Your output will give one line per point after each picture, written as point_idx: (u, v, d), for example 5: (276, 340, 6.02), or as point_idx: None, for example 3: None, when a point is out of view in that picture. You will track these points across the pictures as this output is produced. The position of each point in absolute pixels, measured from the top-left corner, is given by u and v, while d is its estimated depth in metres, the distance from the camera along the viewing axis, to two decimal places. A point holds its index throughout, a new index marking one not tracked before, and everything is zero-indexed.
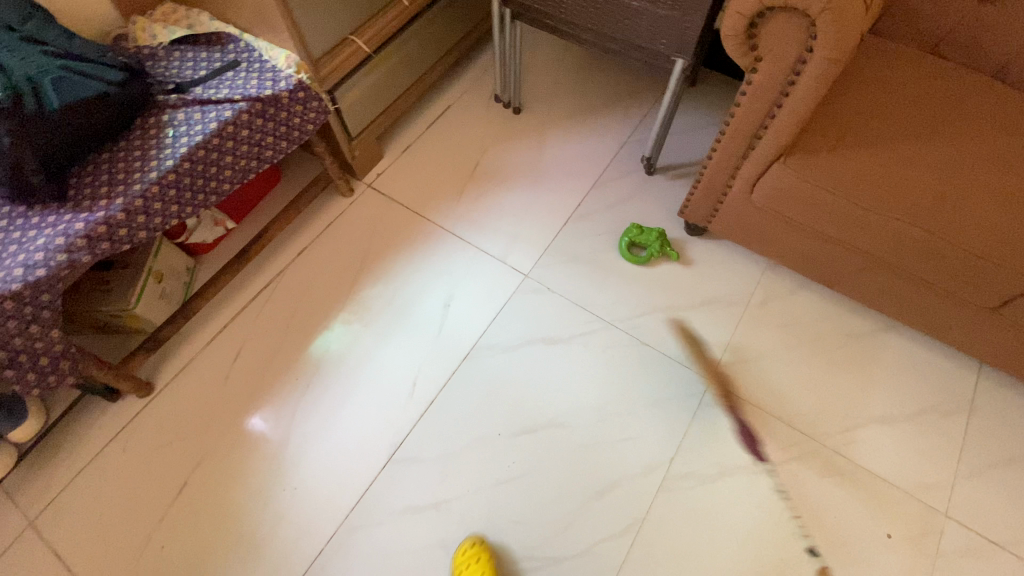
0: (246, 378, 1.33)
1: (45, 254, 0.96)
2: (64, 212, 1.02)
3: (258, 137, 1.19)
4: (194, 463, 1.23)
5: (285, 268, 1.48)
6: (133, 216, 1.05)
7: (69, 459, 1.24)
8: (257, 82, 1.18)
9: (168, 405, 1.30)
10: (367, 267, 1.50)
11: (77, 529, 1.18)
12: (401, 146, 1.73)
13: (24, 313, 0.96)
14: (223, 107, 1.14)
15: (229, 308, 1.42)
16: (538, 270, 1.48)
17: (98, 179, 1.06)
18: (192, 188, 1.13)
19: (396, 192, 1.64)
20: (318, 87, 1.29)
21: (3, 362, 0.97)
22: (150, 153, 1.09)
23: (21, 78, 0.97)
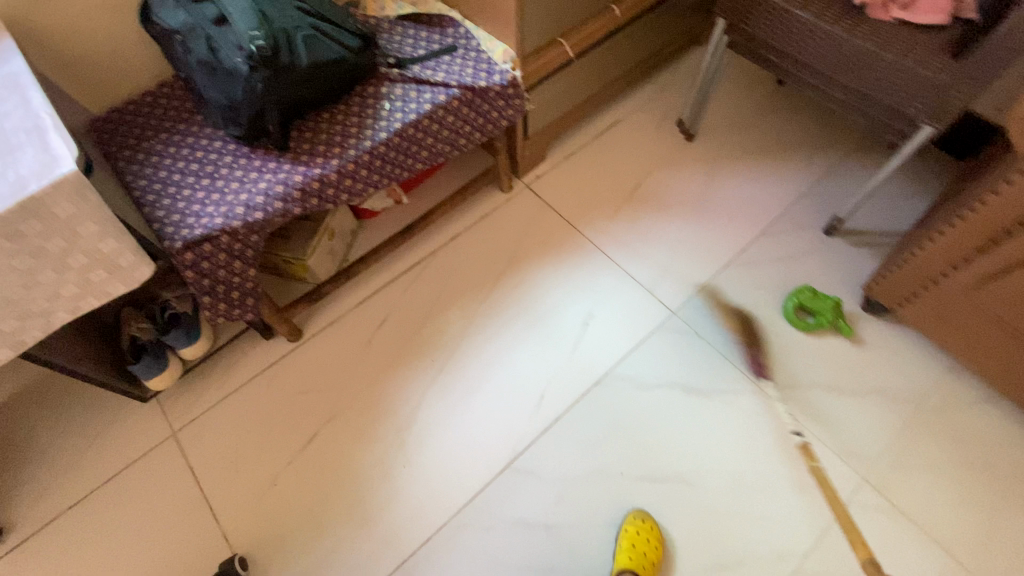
0: (387, 347, 1.37)
1: (265, 199, 1.03)
2: (284, 162, 1.08)
3: (460, 125, 1.22)
4: (326, 418, 1.29)
5: (437, 250, 1.52)
6: (342, 179, 1.10)
7: (219, 383, 1.33)
8: (472, 72, 1.20)
9: (313, 355, 1.36)
10: (513, 266, 1.50)
11: (215, 450, 1.26)
12: (564, 152, 1.70)
13: (234, 248, 1.02)
14: (437, 90, 1.18)
15: (381, 277, 1.47)
16: (686, 309, 1.40)
17: (318, 136, 1.12)
18: (394, 162, 1.17)
19: (553, 197, 1.62)
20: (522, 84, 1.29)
21: (205, 289, 1.03)
22: (366, 122, 1.14)
23: (281, 29, 1.00)
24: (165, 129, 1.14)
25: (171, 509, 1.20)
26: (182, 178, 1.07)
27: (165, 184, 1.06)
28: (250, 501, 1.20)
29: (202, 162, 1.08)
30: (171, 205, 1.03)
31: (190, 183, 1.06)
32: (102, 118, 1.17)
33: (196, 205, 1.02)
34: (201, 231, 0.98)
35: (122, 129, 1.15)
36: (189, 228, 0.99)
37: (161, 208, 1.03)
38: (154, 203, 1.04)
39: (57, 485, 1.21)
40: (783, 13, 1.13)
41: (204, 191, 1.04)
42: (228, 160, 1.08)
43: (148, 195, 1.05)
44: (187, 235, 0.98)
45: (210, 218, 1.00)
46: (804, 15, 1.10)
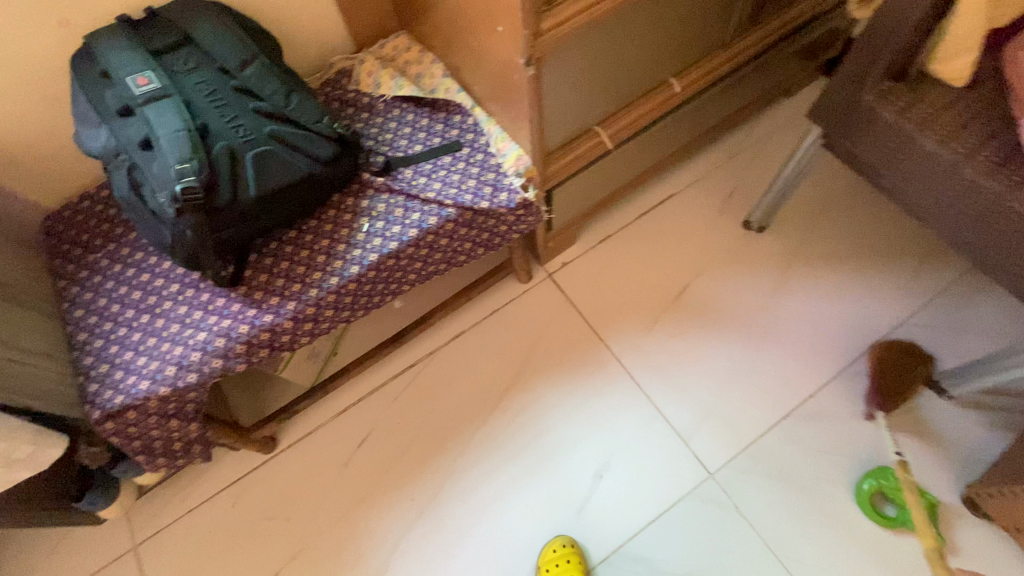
0: (365, 474, 1.21)
1: (202, 356, 0.85)
2: (234, 299, 0.90)
3: (455, 245, 0.99)
4: (289, 554, 1.15)
5: (436, 353, 1.31)
6: (301, 324, 0.90)
7: (184, 495, 1.21)
8: (474, 184, 0.95)
9: (284, 473, 1.21)
10: (520, 384, 1.26)
11: (172, 574, 1.15)
12: (600, 234, 1.41)
13: (166, 409, 0.86)
14: (428, 210, 0.93)
15: (369, 381, 1.29)
16: (727, 473, 1.13)
17: (278, 266, 0.92)
18: (370, 295, 0.96)
19: (579, 295, 1.35)
20: (541, 190, 1.01)
21: (138, 448, 0.89)
22: (337, 249, 0.92)
23: (222, 153, 0.80)
24: (115, 237, 0.98)
25: None
26: (121, 311, 0.91)
27: (101, 317, 0.91)
28: None
29: (144, 291, 0.92)
30: (100, 349, 0.88)
31: (128, 320, 0.90)
32: (54, 216, 1.02)
33: (126, 353, 0.87)
34: (122, 400, 0.82)
35: (71, 233, 0.99)
36: (113, 389, 0.84)
37: (90, 352, 0.88)
38: (84, 345, 0.89)
39: None
40: (908, 141, 0.82)
41: (139, 333, 0.88)
42: (173, 291, 0.91)
43: (81, 333, 0.90)
44: (107, 401, 0.83)
45: (136, 378, 0.84)
46: (941, 151, 0.79)
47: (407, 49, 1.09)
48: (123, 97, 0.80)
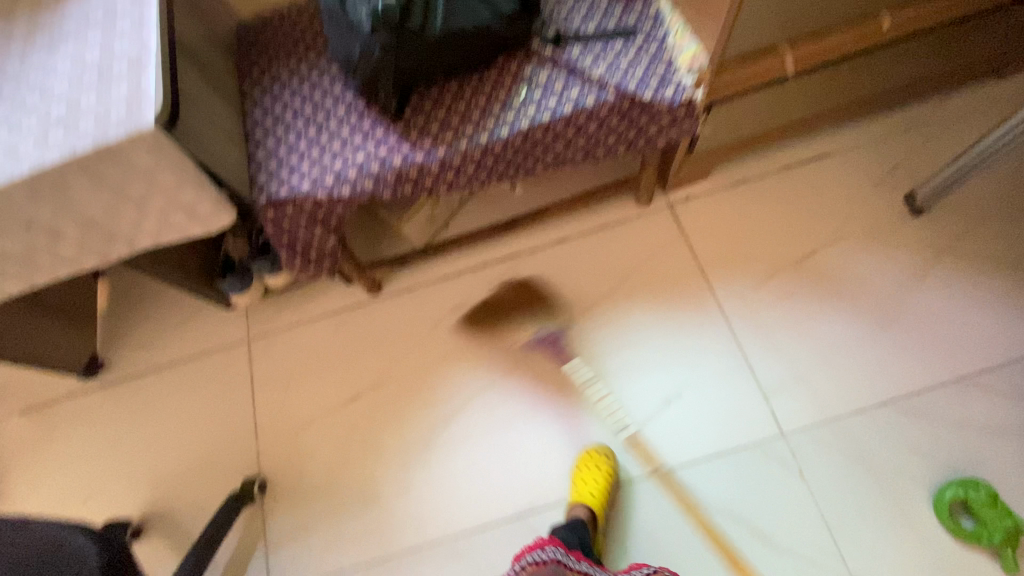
0: (450, 338, 1.30)
1: (357, 175, 0.93)
2: (392, 133, 0.96)
3: (602, 134, 0.98)
4: (373, 383, 1.28)
5: (538, 250, 1.34)
6: (445, 171, 0.96)
7: (294, 310, 1.36)
8: (641, 74, 0.93)
9: (382, 316, 1.34)
10: (612, 300, 1.27)
11: (273, 370, 1.32)
12: (733, 177, 1.34)
13: (317, 214, 0.96)
14: (588, 89, 0.93)
15: (472, 258, 1.36)
16: (801, 438, 1.12)
17: (436, 112, 0.97)
18: (510, 162, 0.99)
19: (694, 230, 1.30)
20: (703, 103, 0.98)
21: (285, 244, 1.01)
22: (492, 109, 0.95)
23: None
24: (297, 55, 1.06)
25: (225, 407, 1.31)
26: (292, 120, 1.00)
27: (276, 122, 1.00)
28: (285, 434, 1.26)
29: (315, 107, 1.01)
30: (271, 148, 0.98)
31: (297, 129, 0.99)
32: (247, 25, 1.11)
33: (293, 157, 0.96)
34: (286, 193, 0.92)
35: (259, 43, 1.09)
36: (280, 183, 0.94)
37: (263, 149, 0.98)
38: (258, 142, 0.99)
39: (153, 346, 1.38)
40: None
41: (305, 143, 0.97)
42: (340, 113, 0.99)
43: (257, 130, 1.00)
44: (273, 192, 0.93)
45: (299, 179, 0.94)
46: None
47: None
48: None
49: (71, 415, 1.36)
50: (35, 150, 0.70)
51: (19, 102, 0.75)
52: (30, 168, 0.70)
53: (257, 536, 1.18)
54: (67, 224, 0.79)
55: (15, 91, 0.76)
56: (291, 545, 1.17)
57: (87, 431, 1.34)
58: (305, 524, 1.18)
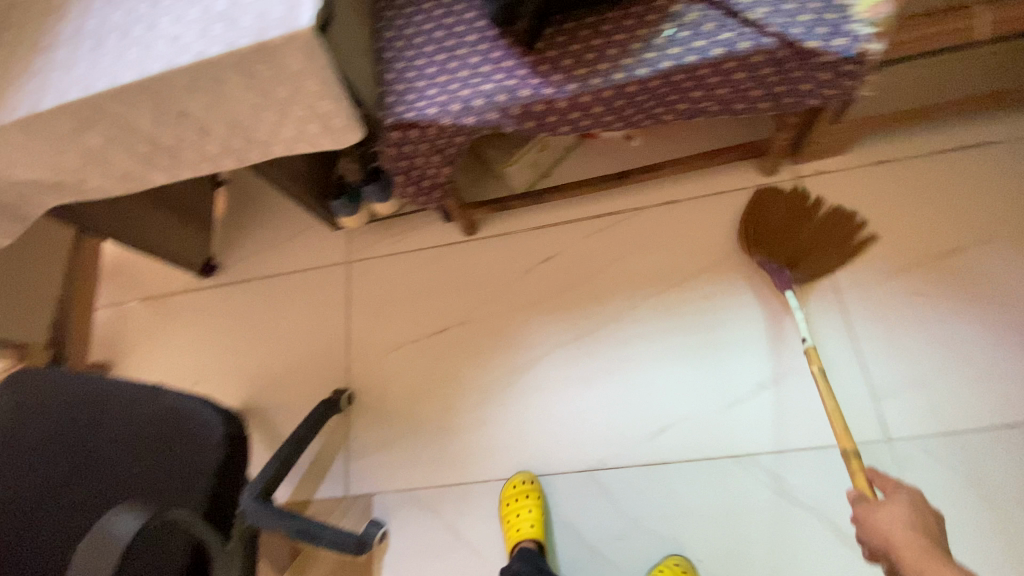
0: (540, 287, 1.29)
1: (483, 104, 0.91)
2: (523, 64, 0.92)
3: (748, 86, 0.90)
4: (459, 320, 1.31)
5: (643, 210, 1.28)
6: (573, 109, 0.91)
7: (393, 239, 1.40)
8: (809, 20, 0.83)
9: (476, 257, 1.35)
10: (717, 271, 1.21)
11: (368, 294, 1.38)
12: (874, 156, 1.21)
13: (437, 142, 0.96)
14: (744, 33, 0.84)
15: (572, 210, 1.32)
16: (907, 446, 1.04)
17: (571, 46, 0.91)
18: (641, 107, 0.93)
19: (819, 209, 1.20)
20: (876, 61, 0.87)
21: (401, 170, 1.02)
22: (633, 47, 0.89)
23: None
24: None
25: (322, 322, 1.39)
26: (423, 43, 0.98)
27: (407, 44, 0.98)
28: (373, 355, 1.33)
29: (446, 32, 0.97)
30: (401, 70, 0.96)
31: (427, 53, 0.96)
32: None
33: (421, 82, 0.94)
34: (413, 117, 0.92)
35: None
36: (406, 106, 0.93)
37: (393, 71, 0.96)
38: (389, 63, 0.97)
39: (262, 256, 1.48)
40: None
41: (435, 68, 0.95)
42: (471, 39, 0.96)
43: (388, 51, 0.98)
44: (399, 114, 0.92)
45: (426, 104, 0.92)
46: None
47: None
48: None
49: (186, 308, 1.49)
50: (197, 41, 0.72)
51: None
52: (192, 59, 0.72)
53: (340, 442, 1.27)
54: (216, 121, 0.83)
55: None
56: (370, 456, 1.24)
57: (199, 324, 1.47)
58: (383, 440, 1.25)
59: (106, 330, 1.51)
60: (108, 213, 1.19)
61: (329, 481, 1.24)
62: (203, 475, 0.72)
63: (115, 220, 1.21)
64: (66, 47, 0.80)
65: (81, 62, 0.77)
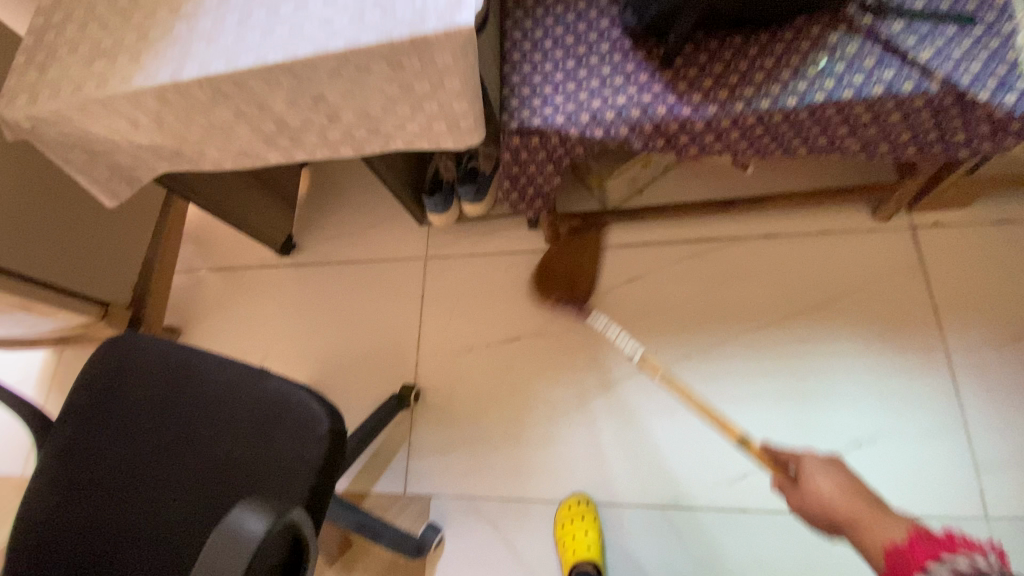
0: (622, 307, 1.25)
1: (613, 118, 0.87)
2: (658, 80, 0.88)
3: (898, 129, 0.84)
4: (534, 331, 1.28)
5: (738, 241, 1.24)
6: (706, 133, 0.87)
7: (473, 239, 1.38)
8: (981, 68, 0.77)
9: (557, 268, 1.31)
10: (814, 315, 1.15)
11: (443, 293, 1.37)
12: (998, 213, 1.14)
13: (554, 151, 0.93)
14: (908, 74, 0.79)
15: (663, 232, 1.28)
16: (1013, 529, 0.96)
17: (712, 66, 0.86)
18: (776, 139, 0.89)
19: (933, 262, 1.14)
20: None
21: (510, 175, 0.99)
22: (780, 74, 0.84)
23: None
24: None
25: (394, 315, 1.38)
26: (551, 48, 0.94)
27: (535, 46, 0.95)
28: (443, 354, 1.31)
29: (577, 39, 0.93)
30: (527, 73, 0.93)
31: (555, 59, 0.93)
32: None
33: (547, 87, 0.91)
34: (538, 123, 0.88)
35: None
36: (531, 111, 0.90)
37: (518, 73, 0.93)
38: (515, 63, 0.94)
39: (340, 241, 1.48)
40: None
41: (562, 74, 0.91)
42: (603, 49, 0.92)
43: (514, 52, 0.95)
44: (524, 119, 0.89)
45: (553, 111, 0.89)
46: None
47: None
48: None
49: (260, 284, 1.50)
50: (350, 28, 0.70)
51: None
52: (344, 45, 0.70)
53: (401, 439, 1.25)
54: (347, 108, 0.81)
55: None
56: (430, 458, 1.22)
57: (270, 301, 1.47)
58: (444, 443, 1.23)
59: (179, 296, 1.53)
60: (207, 184, 1.20)
61: (388, 477, 1.23)
62: (303, 469, 0.69)
63: (211, 191, 1.22)
64: (209, 18, 0.78)
65: (226, 35, 0.76)
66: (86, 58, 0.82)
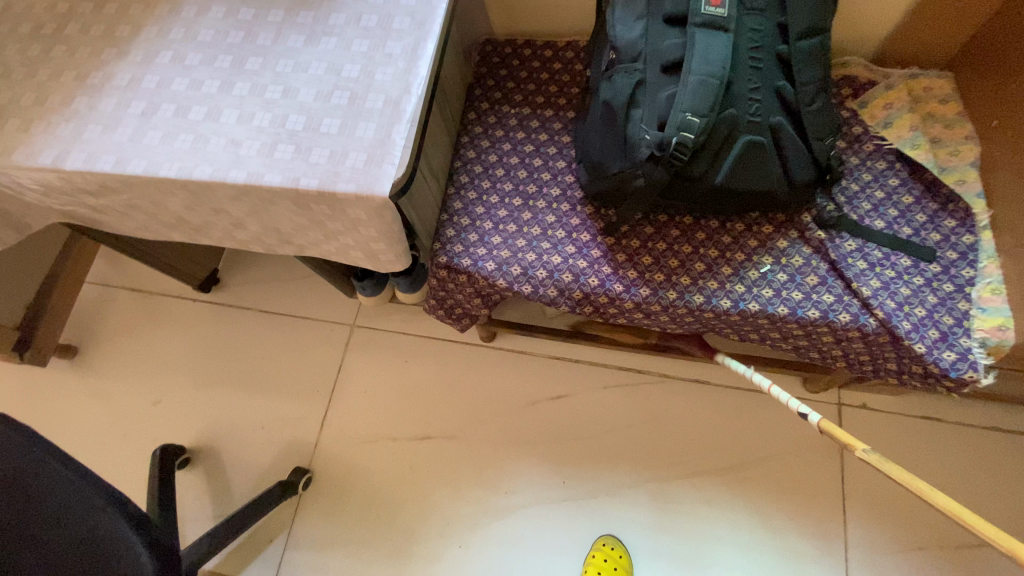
0: (541, 426, 1.20)
1: (544, 278, 0.82)
2: (598, 244, 0.83)
3: (830, 349, 0.81)
4: (447, 432, 1.21)
5: (669, 380, 1.20)
6: (638, 311, 0.83)
7: (406, 317, 1.31)
8: (921, 316, 0.74)
9: (484, 368, 1.25)
10: (728, 478, 1.12)
11: (363, 369, 1.29)
12: (923, 409, 1.13)
13: (483, 290, 0.88)
14: (846, 303, 0.76)
15: (597, 354, 1.24)
16: None
17: (655, 243, 0.83)
18: (709, 329, 0.85)
19: (852, 448, 1.12)
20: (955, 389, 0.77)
21: (436, 297, 0.94)
22: (720, 269, 0.80)
23: (728, 120, 0.68)
24: (532, 104, 0.95)
25: (308, 382, 1.30)
26: (501, 179, 0.90)
27: (485, 172, 0.91)
28: (348, 438, 1.24)
29: (529, 175, 0.90)
30: (469, 202, 0.89)
31: (503, 191, 0.89)
32: (493, 44, 1.00)
33: (486, 223, 0.87)
34: (466, 264, 0.84)
35: (500, 72, 0.97)
36: (462, 248, 0.85)
37: (460, 199, 0.89)
38: (460, 187, 0.90)
39: (269, 288, 1.39)
40: None
41: (505, 212, 0.87)
42: (551, 193, 0.88)
43: (462, 174, 0.91)
44: (454, 256, 0.84)
45: (485, 254, 0.84)
46: None
47: (943, 98, 0.86)
48: (683, 4, 0.69)
49: (175, 317, 1.40)
50: (257, 158, 0.63)
51: (261, 89, 0.68)
52: (244, 178, 0.63)
53: (285, 524, 1.18)
54: (254, 223, 0.73)
55: (260, 74, 0.69)
56: (311, 552, 1.15)
57: (181, 338, 1.37)
58: (328, 538, 1.16)
59: (86, 312, 1.42)
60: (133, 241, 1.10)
61: (260, 562, 1.15)
62: None
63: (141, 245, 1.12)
64: (114, 98, 0.70)
65: (125, 126, 0.68)
66: None
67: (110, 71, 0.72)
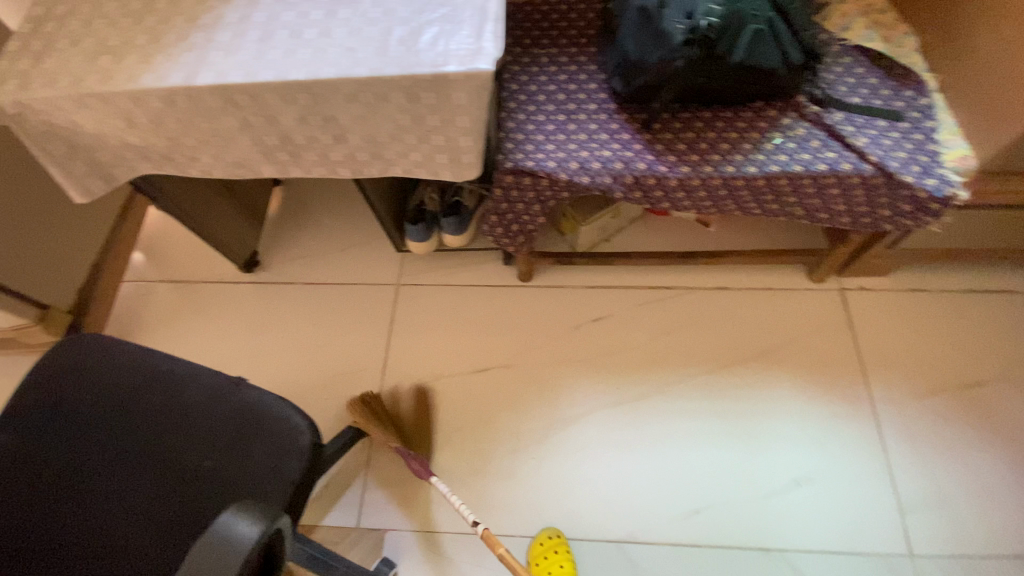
0: (590, 346, 1.31)
1: (599, 169, 0.96)
2: (638, 140, 0.99)
3: (838, 202, 0.98)
4: (503, 362, 1.30)
5: (694, 289, 1.35)
6: (680, 189, 0.98)
7: (447, 270, 1.41)
8: (905, 157, 0.93)
9: (528, 303, 1.36)
10: (761, 363, 1.26)
11: (412, 320, 1.37)
12: (909, 283, 1.32)
13: (543, 193, 1.01)
14: (846, 156, 0.94)
15: (627, 277, 1.38)
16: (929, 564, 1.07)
17: (685, 132, 0.99)
18: (738, 201, 1.00)
19: (860, 322, 1.28)
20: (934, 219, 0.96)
21: (497, 210, 1.06)
22: (742, 145, 0.97)
23: (739, 11, 0.87)
24: (558, 45, 1.11)
25: (361, 340, 1.36)
26: (544, 102, 1.05)
27: (529, 98, 1.05)
28: (409, 383, 1.30)
29: (568, 97, 1.05)
30: (521, 121, 1.02)
31: (548, 111, 1.03)
32: (516, 4, 1.17)
33: (539, 135, 1.01)
34: (530, 165, 0.97)
35: (527, 23, 1.14)
36: (524, 154, 0.98)
37: (513, 120, 1.03)
38: (510, 111, 1.04)
39: (310, 262, 1.46)
40: None
41: (553, 125, 1.02)
42: (590, 108, 1.03)
43: (510, 101, 1.05)
44: (518, 161, 0.97)
45: (544, 156, 0.98)
46: None
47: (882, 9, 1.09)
48: None
49: (217, 300, 1.44)
50: (374, 58, 0.76)
51: (362, 11, 0.80)
52: (367, 73, 0.75)
53: (361, 466, 1.22)
54: (356, 132, 0.85)
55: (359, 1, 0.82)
56: (389, 488, 1.19)
57: (227, 318, 1.41)
58: (404, 473, 1.20)
59: (125, 306, 1.44)
60: (188, 199, 1.19)
61: (342, 506, 1.18)
62: (280, 482, 0.69)
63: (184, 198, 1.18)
64: (229, 31, 0.81)
65: (246, 49, 0.79)
66: (88, 52, 0.81)
67: (218, 13, 0.83)
